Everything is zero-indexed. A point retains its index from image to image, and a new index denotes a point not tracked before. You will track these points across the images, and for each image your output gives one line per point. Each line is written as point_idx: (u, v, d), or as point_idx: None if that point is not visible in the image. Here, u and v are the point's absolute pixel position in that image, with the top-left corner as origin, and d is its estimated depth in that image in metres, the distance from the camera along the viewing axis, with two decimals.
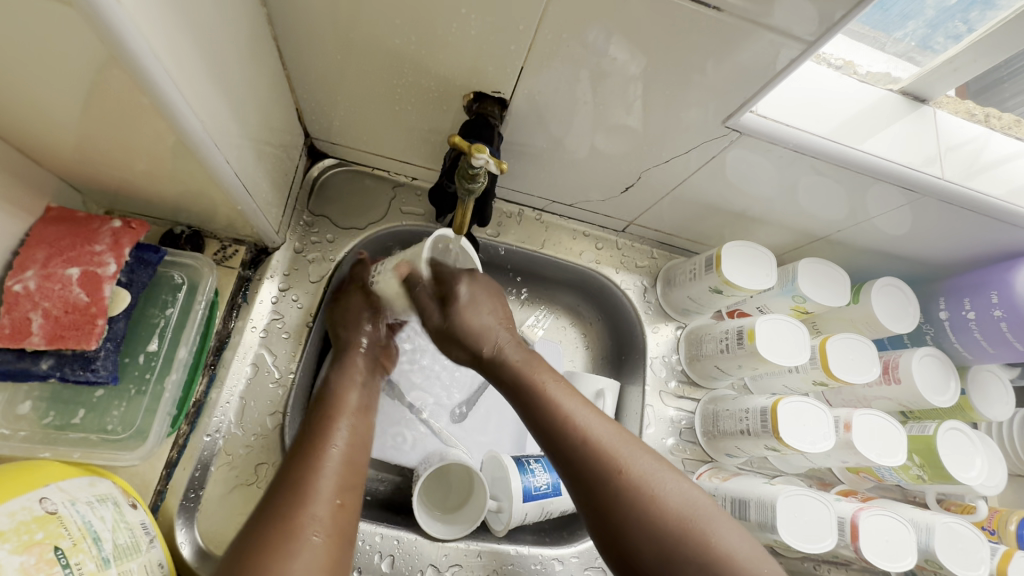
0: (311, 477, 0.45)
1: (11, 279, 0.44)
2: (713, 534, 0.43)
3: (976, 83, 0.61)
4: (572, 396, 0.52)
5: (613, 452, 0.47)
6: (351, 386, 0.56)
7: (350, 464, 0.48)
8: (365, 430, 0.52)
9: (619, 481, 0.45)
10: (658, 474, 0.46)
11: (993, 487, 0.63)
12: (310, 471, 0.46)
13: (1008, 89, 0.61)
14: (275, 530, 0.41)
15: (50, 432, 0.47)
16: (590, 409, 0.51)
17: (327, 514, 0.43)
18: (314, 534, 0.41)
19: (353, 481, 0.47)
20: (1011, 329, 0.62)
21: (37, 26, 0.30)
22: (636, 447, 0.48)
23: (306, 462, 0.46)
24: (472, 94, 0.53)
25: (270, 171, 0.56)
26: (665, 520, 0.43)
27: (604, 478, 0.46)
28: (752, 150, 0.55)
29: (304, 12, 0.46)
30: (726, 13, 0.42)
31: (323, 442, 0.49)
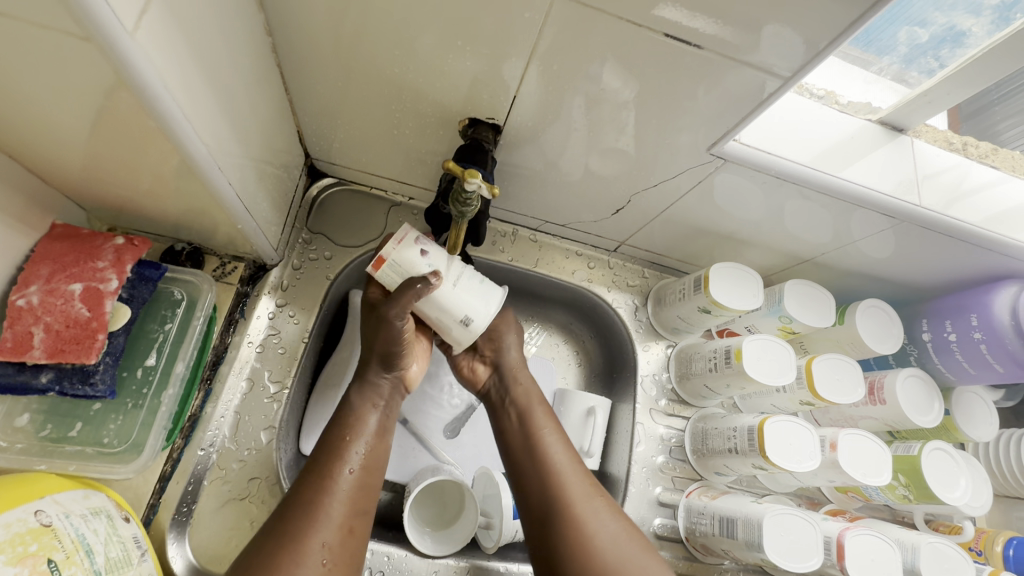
0: (321, 500, 0.47)
1: (15, 293, 0.45)
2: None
3: (968, 107, 0.63)
4: (552, 442, 0.57)
5: (570, 502, 0.53)
6: (371, 407, 0.55)
7: (361, 486, 0.50)
8: (381, 453, 0.53)
9: (570, 528, 0.51)
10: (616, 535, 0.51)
11: (978, 508, 0.64)
12: (322, 495, 0.47)
13: (999, 113, 0.64)
14: (284, 553, 0.43)
15: (47, 445, 0.48)
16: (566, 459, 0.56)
17: (335, 541, 0.46)
18: (320, 559, 0.44)
19: (364, 505, 0.49)
20: (990, 351, 0.64)
21: (58, 58, 0.32)
22: (589, 499, 0.53)
23: (317, 482, 0.48)
24: (467, 119, 0.56)
25: (271, 191, 0.58)
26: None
27: (566, 530, 0.51)
28: (738, 174, 0.57)
29: (309, 40, 0.49)
30: (708, 48, 0.44)
31: (337, 461, 0.50)
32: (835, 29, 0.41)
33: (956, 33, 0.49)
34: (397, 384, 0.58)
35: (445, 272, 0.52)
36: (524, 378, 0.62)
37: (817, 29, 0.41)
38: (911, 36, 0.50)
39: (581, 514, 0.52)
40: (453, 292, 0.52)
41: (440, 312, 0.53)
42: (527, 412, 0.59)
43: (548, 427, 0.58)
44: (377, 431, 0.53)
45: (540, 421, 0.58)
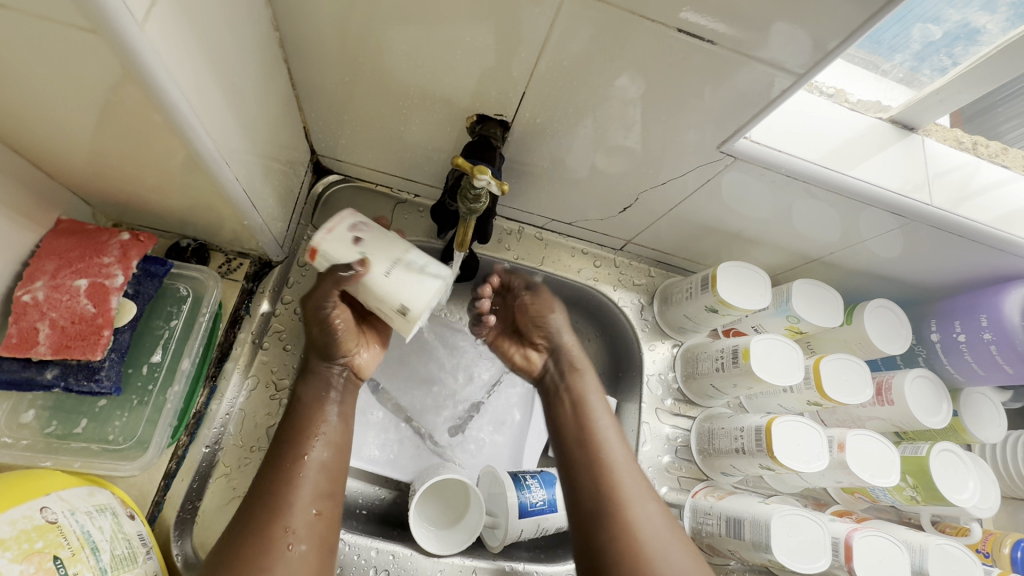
0: (286, 489, 0.50)
1: (21, 289, 0.45)
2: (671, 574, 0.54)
3: (970, 108, 0.63)
4: (617, 446, 0.64)
5: (625, 497, 0.60)
6: (324, 398, 0.56)
7: (323, 474, 0.52)
8: (338, 441, 0.55)
9: (620, 516, 0.58)
10: (654, 523, 0.58)
11: (986, 510, 0.64)
12: (288, 484, 0.50)
13: (1002, 114, 0.63)
14: (253, 544, 0.46)
15: (52, 441, 0.47)
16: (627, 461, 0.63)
17: (301, 525, 0.49)
18: (291, 545, 0.47)
19: (328, 490, 0.52)
20: (1000, 352, 0.63)
21: (65, 51, 0.32)
22: (646, 497, 0.60)
23: (279, 474, 0.50)
24: (475, 115, 0.55)
25: (277, 187, 0.57)
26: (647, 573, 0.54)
27: (614, 534, 0.57)
28: (747, 173, 0.57)
29: (315, 35, 0.48)
30: (720, 45, 0.44)
31: (296, 452, 0.52)
32: (848, 26, 0.40)
33: (970, 30, 0.49)
34: (347, 373, 0.58)
35: (375, 261, 0.48)
36: (581, 367, 0.70)
37: (829, 27, 0.41)
38: (925, 32, 0.50)
39: (630, 518, 0.58)
40: (385, 281, 0.48)
41: (378, 303, 0.49)
42: (582, 403, 0.67)
43: (606, 425, 0.66)
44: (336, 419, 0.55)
45: (596, 416, 0.66)
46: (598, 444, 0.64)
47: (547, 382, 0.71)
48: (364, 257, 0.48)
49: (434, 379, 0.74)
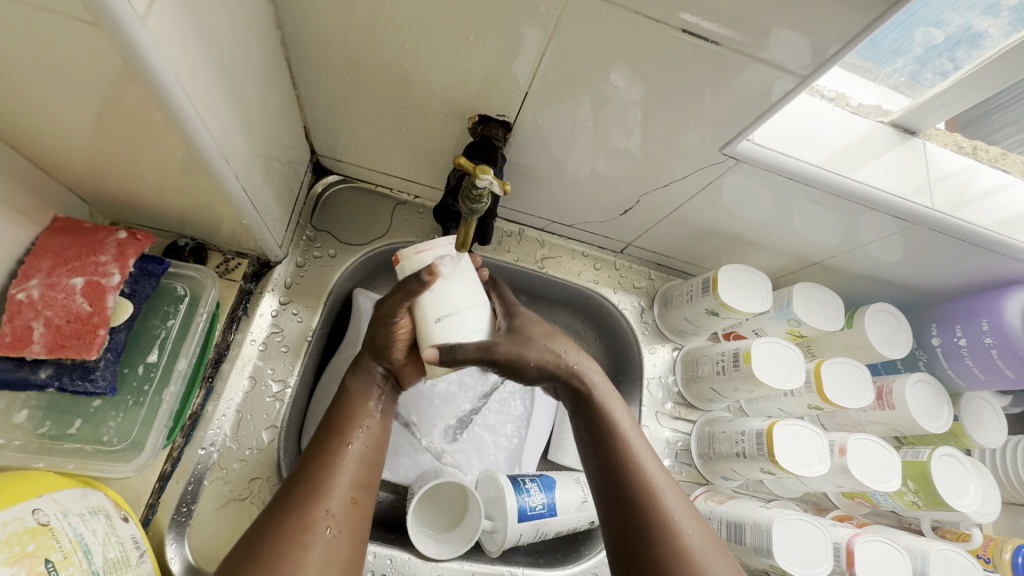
0: (324, 473, 0.46)
1: (15, 287, 0.44)
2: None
3: (966, 115, 0.63)
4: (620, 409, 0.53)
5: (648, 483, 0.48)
6: (369, 392, 0.53)
7: (365, 461, 0.49)
8: (381, 435, 0.52)
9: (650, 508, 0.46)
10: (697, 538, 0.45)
11: (988, 515, 0.63)
12: (328, 465, 0.46)
13: (997, 121, 0.63)
14: (290, 519, 0.42)
15: (45, 442, 0.46)
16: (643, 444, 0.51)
17: (339, 510, 0.45)
18: (326, 529, 0.43)
19: (366, 480, 0.48)
20: (1001, 356, 0.63)
21: (64, 44, 0.31)
22: (678, 501, 0.47)
23: (322, 456, 0.47)
24: (477, 116, 0.55)
25: (276, 186, 0.57)
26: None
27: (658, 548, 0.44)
28: (748, 176, 0.57)
29: (317, 34, 0.48)
30: (723, 46, 0.44)
31: (338, 437, 0.49)
32: (850, 31, 0.40)
33: (973, 35, 0.49)
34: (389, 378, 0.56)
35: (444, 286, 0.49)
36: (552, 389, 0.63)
37: (831, 31, 0.41)
38: (927, 36, 0.49)
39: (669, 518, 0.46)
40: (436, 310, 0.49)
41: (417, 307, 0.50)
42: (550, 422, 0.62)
43: (619, 414, 0.52)
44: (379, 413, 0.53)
45: (612, 407, 0.53)
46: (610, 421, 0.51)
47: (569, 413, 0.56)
48: (432, 265, 0.49)
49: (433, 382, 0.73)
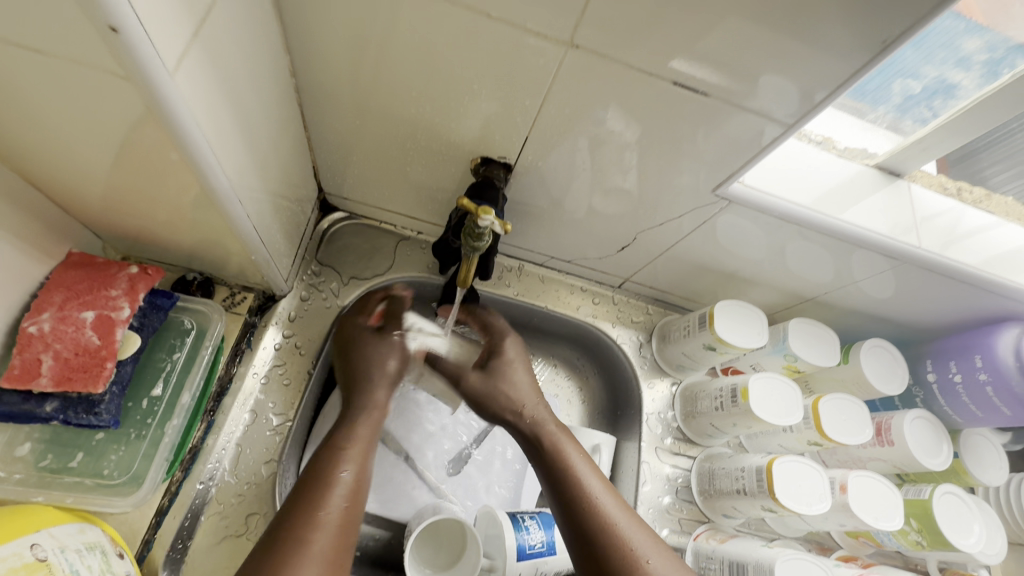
0: (308, 532, 0.43)
1: (27, 320, 0.45)
2: None
3: (955, 154, 0.63)
4: (577, 455, 0.57)
5: (608, 518, 0.51)
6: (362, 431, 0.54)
7: (349, 516, 0.46)
8: (367, 477, 0.50)
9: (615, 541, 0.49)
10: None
11: (992, 556, 0.62)
12: (310, 523, 0.43)
13: (986, 159, 0.64)
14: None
15: (45, 475, 0.45)
16: (604, 486, 0.54)
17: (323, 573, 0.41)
18: None
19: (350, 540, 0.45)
20: (997, 394, 0.63)
21: (98, 96, 0.34)
22: (648, 540, 0.50)
23: (306, 509, 0.44)
24: (479, 157, 0.57)
25: (285, 223, 0.59)
26: None
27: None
28: (741, 216, 0.59)
29: (330, 82, 0.51)
30: (712, 95, 0.46)
31: (325, 488, 0.46)
32: (837, 77, 0.43)
33: (946, 85, 0.51)
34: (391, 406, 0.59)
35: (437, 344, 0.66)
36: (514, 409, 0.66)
37: (818, 77, 0.43)
38: (905, 87, 0.52)
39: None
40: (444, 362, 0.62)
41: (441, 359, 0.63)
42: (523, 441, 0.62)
43: (574, 455, 0.56)
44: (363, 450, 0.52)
45: (566, 448, 0.57)
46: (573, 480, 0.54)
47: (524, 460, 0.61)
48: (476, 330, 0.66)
49: (429, 415, 0.73)
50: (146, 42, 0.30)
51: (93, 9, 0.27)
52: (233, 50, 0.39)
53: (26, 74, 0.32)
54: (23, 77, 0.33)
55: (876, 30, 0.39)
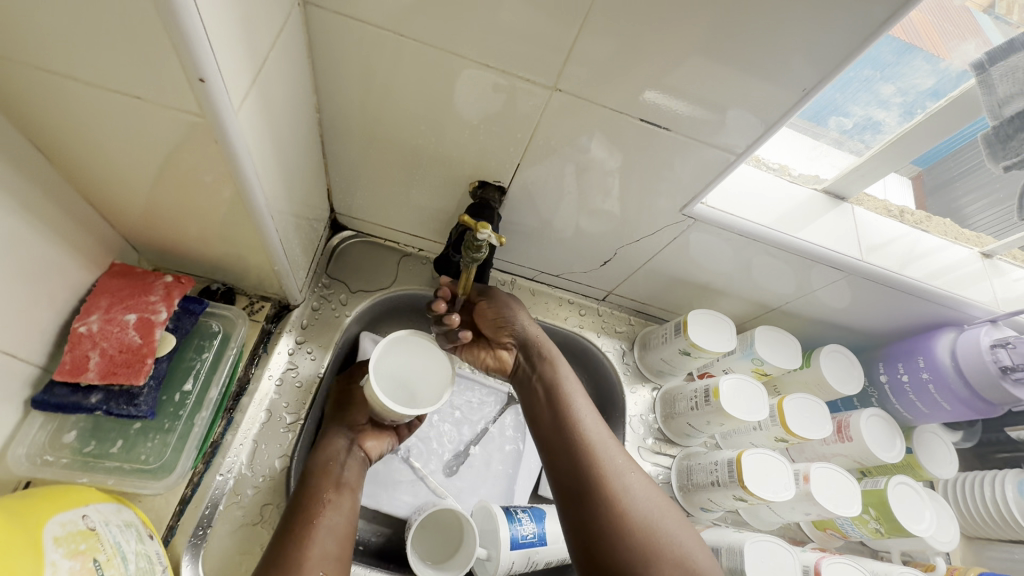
0: (297, 551, 0.52)
1: (78, 322, 0.51)
2: (658, 526, 0.54)
3: (931, 179, 0.70)
4: (574, 382, 0.65)
5: (593, 440, 0.60)
6: (334, 464, 0.62)
7: (335, 532, 0.56)
8: (349, 505, 0.60)
9: (595, 458, 0.58)
10: (638, 492, 0.56)
11: (946, 542, 0.69)
12: (300, 545, 0.53)
13: (963, 187, 0.68)
14: None
15: (88, 460, 0.52)
16: (594, 415, 0.63)
17: None
18: None
19: (337, 551, 0.55)
20: (937, 390, 0.71)
21: (169, 131, 0.41)
22: (624, 462, 0.59)
23: (293, 539, 0.53)
24: (477, 181, 0.65)
25: (303, 238, 0.66)
26: (625, 515, 0.54)
27: (602, 507, 0.55)
28: (708, 234, 0.67)
29: (349, 117, 0.59)
30: (676, 131, 0.55)
31: (309, 519, 0.55)
32: (785, 104, 0.50)
33: (872, 124, 0.60)
34: (355, 447, 0.66)
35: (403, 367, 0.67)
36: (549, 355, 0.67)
37: (770, 106, 0.51)
38: (838, 123, 0.61)
39: (618, 487, 0.56)
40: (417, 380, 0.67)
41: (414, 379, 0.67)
42: (557, 388, 0.63)
43: (571, 381, 0.65)
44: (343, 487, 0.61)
45: (566, 378, 0.65)
46: (564, 399, 0.63)
47: (521, 376, 0.68)
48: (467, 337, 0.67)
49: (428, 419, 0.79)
50: (221, 90, 0.37)
51: (187, 67, 0.34)
52: (276, 91, 0.46)
53: (113, 112, 0.40)
54: (109, 113, 0.40)
55: (805, 78, 0.48)
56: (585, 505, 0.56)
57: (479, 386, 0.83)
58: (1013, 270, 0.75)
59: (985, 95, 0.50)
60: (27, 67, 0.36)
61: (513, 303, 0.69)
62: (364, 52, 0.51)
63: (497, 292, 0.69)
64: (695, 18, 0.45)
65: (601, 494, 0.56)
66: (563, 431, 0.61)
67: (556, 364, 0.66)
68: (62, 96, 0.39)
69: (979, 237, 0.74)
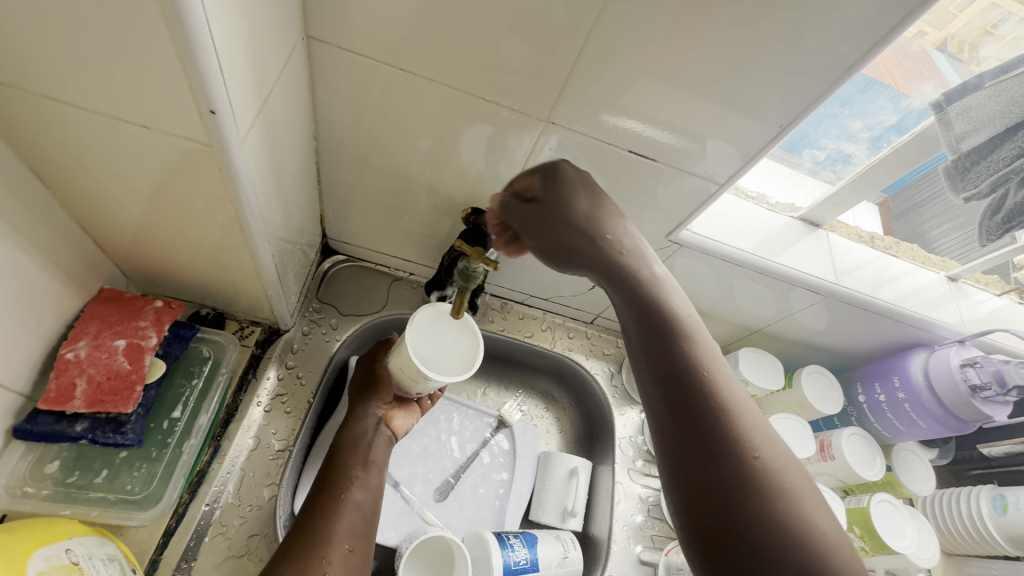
0: (322, 530, 0.54)
1: (65, 347, 0.51)
2: (798, 493, 0.39)
3: (896, 205, 0.74)
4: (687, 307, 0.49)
5: (720, 389, 0.43)
6: (361, 442, 0.63)
7: (363, 511, 0.59)
8: (376, 484, 0.62)
9: (724, 413, 0.41)
10: (780, 455, 0.40)
11: (929, 559, 0.70)
12: (326, 523, 0.55)
13: (925, 215, 0.73)
14: (295, 562, 0.51)
15: (70, 491, 0.50)
16: (720, 362, 0.45)
17: (341, 558, 0.53)
18: (338, 560, 0.53)
19: (361, 531, 0.57)
20: (913, 409, 0.74)
21: (171, 158, 0.41)
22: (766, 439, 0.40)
23: (318, 516, 0.56)
24: (470, 208, 0.66)
25: (295, 263, 0.66)
26: (757, 473, 0.39)
27: (731, 466, 0.39)
28: (693, 259, 0.69)
29: (345, 145, 0.60)
30: (661, 161, 0.58)
31: (336, 501, 0.57)
32: (762, 139, 0.53)
33: (842, 157, 0.64)
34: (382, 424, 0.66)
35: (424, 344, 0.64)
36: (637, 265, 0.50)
37: (748, 140, 0.54)
38: (812, 155, 0.65)
39: (753, 443, 0.40)
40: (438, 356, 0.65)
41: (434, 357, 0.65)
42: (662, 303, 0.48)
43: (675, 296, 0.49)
44: (372, 465, 0.62)
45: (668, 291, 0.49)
46: (675, 324, 0.46)
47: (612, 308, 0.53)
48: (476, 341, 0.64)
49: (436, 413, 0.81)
50: (231, 121, 0.38)
51: (199, 98, 0.35)
52: (278, 121, 0.48)
53: (117, 140, 0.40)
54: (114, 141, 0.40)
55: (783, 114, 0.51)
56: (709, 467, 0.39)
57: (467, 408, 0.84)
58: (977, 292, 0.79)
59: (944, 132, 0.55)
60: (36, 95, 0.37)
61: (574, 185, 0.52)
62: (363, 83, 0.53)
63: (568, 193, 0.52)
64: (680, 59, 0.48)
65: (726, 440, 0.40)
66: (665, 360, 0.45)
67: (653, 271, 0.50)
68: (68, 124, 0.39)
69: (944, 261, 0.78)
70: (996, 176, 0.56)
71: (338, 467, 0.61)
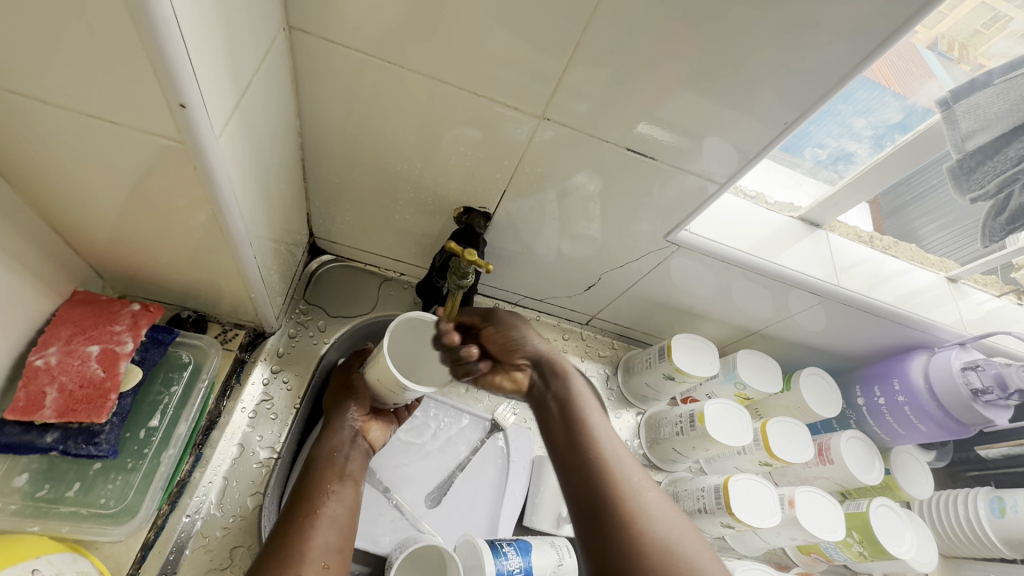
0: (297, 543, 0.54)
1: (34, 354, 0.48)
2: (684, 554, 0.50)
3: (886, 203, 0.73)
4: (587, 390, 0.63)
5: (614, 465, 0.56)
6: (336, 455, 0.63)
7: (341, 524, 0.58)
8: (353, 499, 0.61)
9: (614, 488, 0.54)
10: (667, 521, 0.52)
11: (926, 563, 0.70)
12: (296, 539, 0.54)
13: (915, 213, 0.72)
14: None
15: (41, 505, 0.48)
16: (615, 440, 0.59)
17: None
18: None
19: (337, 546, 0.56)
20: (913, 411, 0.73)
21: (143, 155, 0.39)
22: (647, 492, 0.54)
23: (288, 531, 0.55)
24: (462, 207, 0.64)
25: (280, 264, 0.64)
26: (645, 544, 0.50)
27: (619, 532, 0.51)
28: (691, 260, 0.68)
29: (331, 141, 0.58)
30: (660, 159, 0.56)
31: (311, 515, 0.57)
32: (763, 140, 0.52)
33: (844, 155, 0.62)
34: (359, 436, 0.65)
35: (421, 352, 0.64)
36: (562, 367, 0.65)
37: (748, 139, 0.52)
38: (814, 154, 0.63)
39: (636, 508, 0.52)
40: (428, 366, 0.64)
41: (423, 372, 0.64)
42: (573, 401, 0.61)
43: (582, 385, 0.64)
44: (347, 479, 0.62)
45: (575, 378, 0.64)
46: (579, 412, 0.61)
47: (536, 396, 0.65)
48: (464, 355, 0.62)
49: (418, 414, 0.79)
50: (204, 115, 0.35)
51: (168, 92, 0.33)
52: (258, 116, 0.45)
53: (84, 136, 0.38)
54: (80, 136, 0.38)
55: (787, 112, 0.49)
56: (599, 527, 0.52)
57: (457, 411, 0.82)
58: (976, 293, 0.78)
59: (949, 130, 0.53)
60: None
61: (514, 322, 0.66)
62: (349, 77, 0.50)
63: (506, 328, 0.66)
64: (681, 55, 0.46)
65: (612, 509, 0.53)
66: (573, 442, 0.59)
67: (561, 362, 0.65)
68: (29, 119, 0.36)
69: (943, 262, 0.77)
70: (1003, 177, 0.53)
71: (315, 482, 0.60)
